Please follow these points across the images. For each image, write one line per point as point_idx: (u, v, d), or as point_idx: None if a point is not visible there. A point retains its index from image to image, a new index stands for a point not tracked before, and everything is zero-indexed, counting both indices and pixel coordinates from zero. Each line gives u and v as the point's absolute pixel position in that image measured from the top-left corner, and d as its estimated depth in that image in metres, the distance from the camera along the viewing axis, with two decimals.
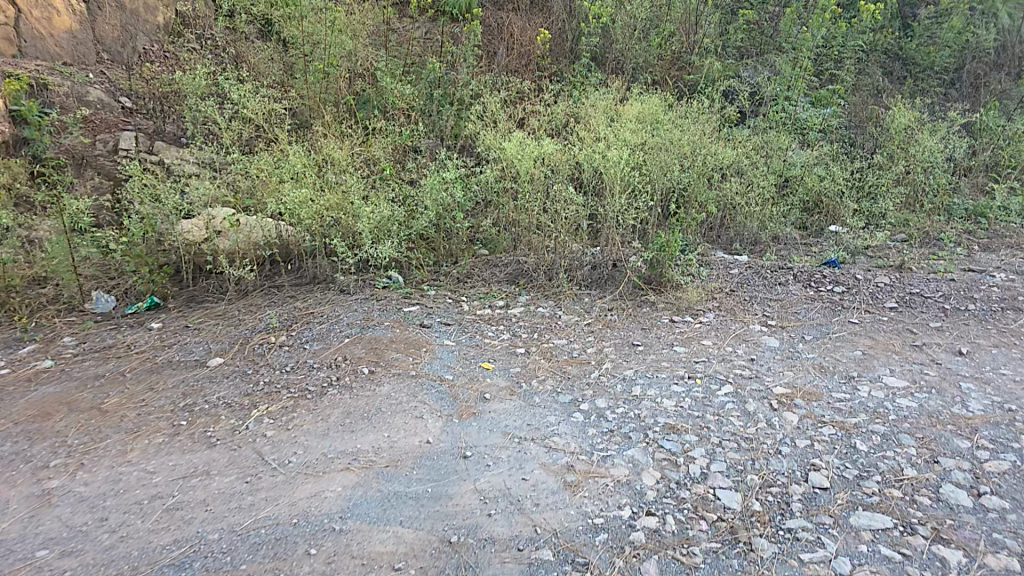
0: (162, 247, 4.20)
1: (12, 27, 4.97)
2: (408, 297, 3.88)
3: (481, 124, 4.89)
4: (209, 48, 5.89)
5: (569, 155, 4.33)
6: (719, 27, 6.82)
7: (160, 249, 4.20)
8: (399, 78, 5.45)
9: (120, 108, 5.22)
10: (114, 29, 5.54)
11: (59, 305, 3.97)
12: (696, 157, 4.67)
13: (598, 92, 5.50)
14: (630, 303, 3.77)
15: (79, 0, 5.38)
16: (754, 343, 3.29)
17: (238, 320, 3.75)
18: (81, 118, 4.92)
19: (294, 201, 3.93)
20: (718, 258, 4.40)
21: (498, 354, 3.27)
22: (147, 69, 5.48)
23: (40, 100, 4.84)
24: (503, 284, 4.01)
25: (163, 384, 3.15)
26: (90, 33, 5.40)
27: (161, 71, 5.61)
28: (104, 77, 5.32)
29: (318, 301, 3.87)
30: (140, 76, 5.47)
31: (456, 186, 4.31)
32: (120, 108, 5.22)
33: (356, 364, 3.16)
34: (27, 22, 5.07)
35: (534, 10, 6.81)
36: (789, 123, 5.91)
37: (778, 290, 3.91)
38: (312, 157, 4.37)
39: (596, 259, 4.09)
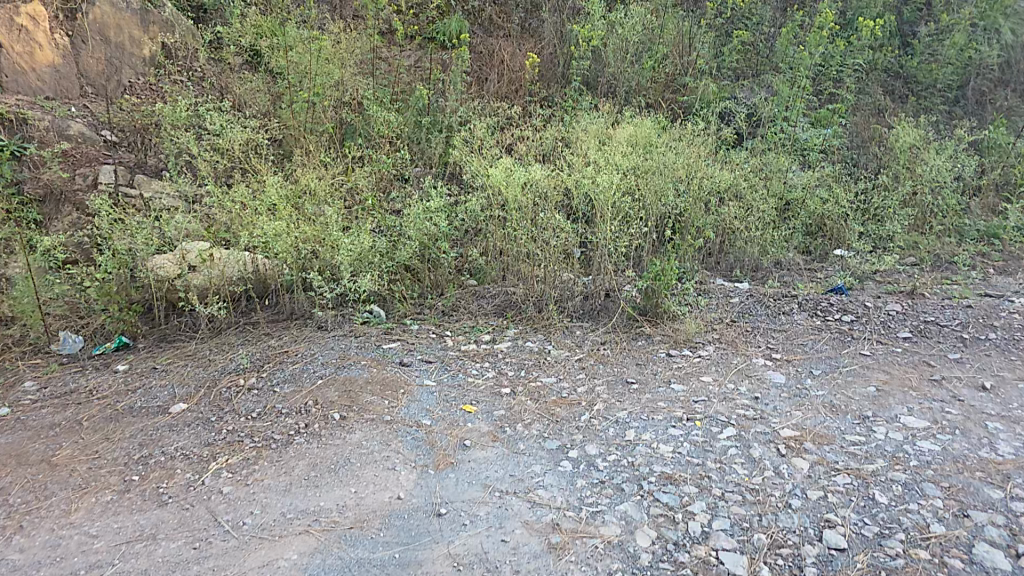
0: (135, 282, 3.86)
1: None
2: (389, 333, 3.63)
3: (468, 150, 4.73)
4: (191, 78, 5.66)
5: (557, 181, 4.10)
6: (713, 48, 6.73)
7: (132, 285, 3.86)
8: (387, 106, 5.33)
9: (103, 141, 5.01)
10: (98, 62, 5.29)
11: (24, 347, 3.65)
12: (692, 182, 4.50)
13: (590, 115, 5.37)
14: (625, 336, 3.55)
15: (61, 33, 5.13)
16: (758, 379, 3.05)
17: (209, 361, 3.44)
18: (61, 153, 4.69)
19: (269, 233, 3.64)
20: (718, 286, 4.18)
21: (482, 396, 3.01)
22: (128, 101, 5.23)
23: (17, 136, 4.59)
24: (490, 317, 3.78)
25: (121, 433, 2.84)
26: (73, 66, 5.18)
27: (143, 102, 5.34)
28: (86, 111, 5.09)
29: (294, 339, 3.58)
30: (121, 108, 5.20)
31: (441, 214, 4.02)
32: (102, 142, 5.00)
33: (328, 410, 2.91)
34: (8, 57, 4.81)
35: (525, 36, 6.75)
36: (788, 144, 5.74)
37: (782, 320, 3.69)
38: (295, 188, 4.05)
39: (587, 289, 3.87)
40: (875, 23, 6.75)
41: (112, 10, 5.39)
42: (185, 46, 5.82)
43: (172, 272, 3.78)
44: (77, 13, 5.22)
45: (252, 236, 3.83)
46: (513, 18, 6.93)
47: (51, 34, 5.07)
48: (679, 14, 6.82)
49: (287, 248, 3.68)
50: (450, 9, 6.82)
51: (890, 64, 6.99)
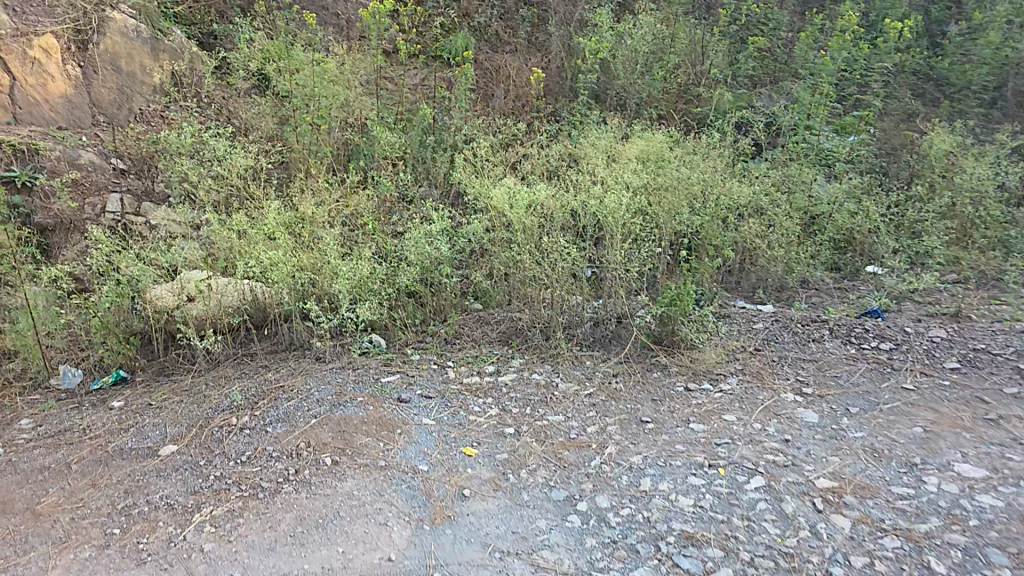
0: (131, 312, 3.05)
1: (5, 96, 4.11)
2: (388, 366, 3.14)
3: (468, 172, 4.53)
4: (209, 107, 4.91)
5: (562, 202, 3.86)
6: (728, 56, 6.48)
7: (132, 313, 3.06)
8: (391, 127, 5.19)
9: (112, 169, 4.21)
10: (110, 91, 4.53)
11: (24, 382, 2.89)
12: (708, 200, 4.24)
13: (599, 130, 5.16)
14: (639, 367, 3.29)
15: (75, 62, 4.44)
16: (789, 419, 2.89)
17: (203, 396, 2.73)
18: (69, 181, 3.98)
19: (266, 261, 3.07)
20: (739, 310, 3.94)
21: (483, 436, 2.61)
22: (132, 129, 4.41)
23: (28, 167, 3.91)
24: (494, 345, 3.50)
25: (108, 477, 2.18)
26: (87, 96, 4.44)
27: (148, 131, 4.52)
28: (99, 139, 4.32)
29: (291, 373, 2.96)
30: (123, 136, 4.38)
31: (442, 237, 3.71)
32: (112, 169, 4.22)
33: (322, 454, 2.33)
34: (23, 91, 4.19)
35: (532, 52, 6.60)
36: (811, 154, 5.44)
37: (813, 349, 3.52)
38: (293, 215, 3.47)
39: (598, 314, 3.59)
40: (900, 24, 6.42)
41: (124, 39, 4.64)
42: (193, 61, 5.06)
43: (170, 303, 3.05)
44: (91, 43, 4.52)
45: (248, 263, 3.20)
46: (518, 33, 6.78)
47: (64, 65, 4.39)
48: (690, 23, 6.59)
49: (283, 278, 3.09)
50: (456, 27, 6.69)
51: (914, 68, 6.68)
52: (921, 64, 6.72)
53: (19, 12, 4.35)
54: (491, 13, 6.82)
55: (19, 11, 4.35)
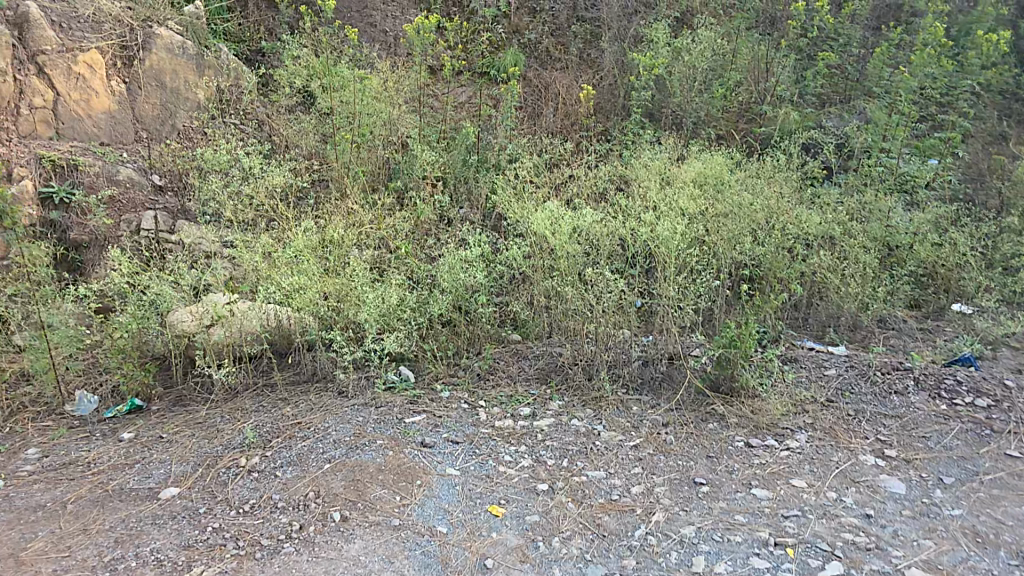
0: (150, 338, 2.91)
1: (49, 110, 4.17)
2: (414, 404, 2.89)
3: (511, 194, 4.32)
4: (242, 119, 4.98)
5: (611, 228, 3.57)
6: (794, 72, 6.07)
7: (149, 339, 2.91)
8: (433, 146, 5.06)
9: (149, 186, 4.22)
10: (153, 107, 4.57)
11: (39, 407, 2.79)
12: (770, 229, 3.87)
13: (652, 150, 4.87)
14: (692, 417, 2.95)
15: (120, 78, 4.47)
16: (870, 488, 2.49)
17: (216, 430, 2.55)
18: (107, 198, 4.02)
19: (288, 286, 2.94)
20: (806, 352, 3.54)
21: (513, 493, 2.32)
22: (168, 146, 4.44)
23: (66, 183, 3.97)
24: (531, 383, 3.23)
25: (102, 523, 2.00)
26: (130, 113, 4.47)
27: (186, 147, 4.58)
28: (139, 155, 4.36)
29: (311, 410, 2.74)
30: (163, 152, 4.41)
31: (479, 264, 3.49)
32: (151, 186, 4.24)
33: (331, 507, 2.09)
34: (65, 105, 4.23)
35: (585, 68, 6.37)
36: (889, 178, 5.02)
37: (895, 403, 3.10)
38: (319, 237, 3.35)
39: (647, 353, 3.30)
40: (988, 39, 5.87)
41: (169, 56, 4.68)
42: (235, 77, 5.09)
43: (191, 328, 2.91)
44: (135, 59, 4.56)
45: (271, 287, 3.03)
46: (570, 50, 6.57)
47: (108, 81, 4.42)
48: (753, 38, 6.22)
49: (307, 305, 2.93)
50: (506, 44, 6.55)
51: (1004, 87, 6.09)
52: (1011, 82, 6.12)
53: (65, 28, 4.35)
54: (542, 30, 6.65)
55: (65, 27, 4.35)
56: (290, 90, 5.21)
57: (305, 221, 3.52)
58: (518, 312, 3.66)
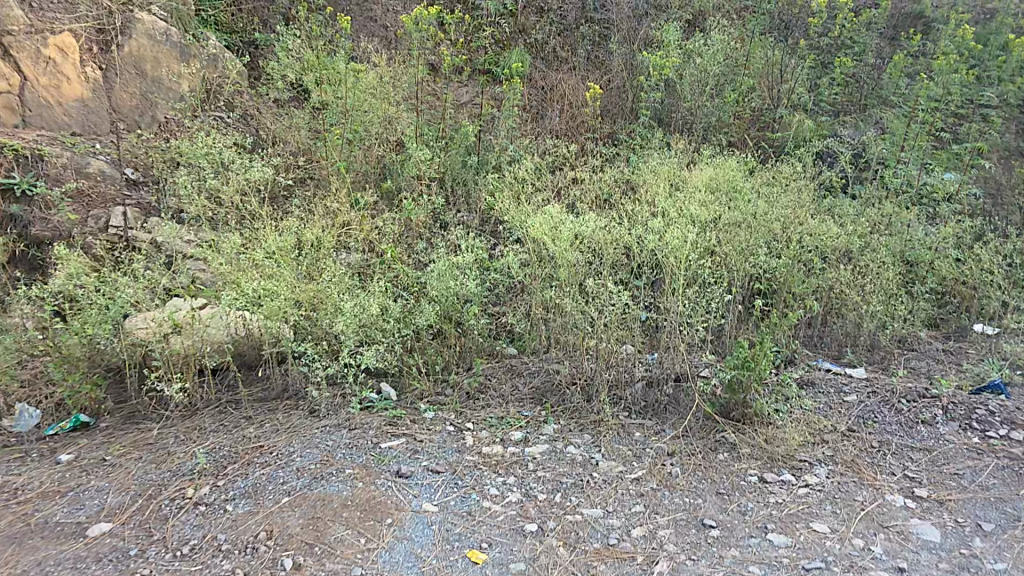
0: (99, 349, 2.63)
1: (15, 96, 3.96)
2: (391, 426, 2.61)
3: (510, 197, 4.06)
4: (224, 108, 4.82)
5: (614, 235, 3.30)
6: (810, 78, 5.86)
7: (98, 350, 2.64)
8: (430, 146, 4.82)
9: (123, 180, 4.04)
10: (132, 97, 4.39)
11: None
12: (786, 241, 3.61)
13: (661, 155, 4.62)
14: (700, 446, 2.66)
15: (95, 65, 4.30)
16: (901, 536, 2.20)
17: (167, 454, 2.30)
18: (73, 192, 3.82)
19: (254, 294, 2.65)
20: (824, 375, 3.26)
21: (496, 535, 2.03)
22: (140, 138, 4.26)
23: (29, 174, 3.75)
24: (524, 405, 2.95)
25: (13, 566, 1.72)
26: (105, 102, 4.29)
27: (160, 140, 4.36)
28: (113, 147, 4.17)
29: (275, 432, 2.48)
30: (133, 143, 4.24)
31: (470, 273, 3.23)
32: (123, 180, 4.06)
33: (284, 552, 1.82)
34: (33, 91, 4.03)
35: (592, 69, 6.13)
36: (911, 189, 4.85)
37: (923, 434, 2.80)
38: (299, 238, 3.10)
39: (651, 373, 3.02)
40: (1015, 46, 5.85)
41: (150, 42, 4.52)
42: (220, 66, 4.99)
43: (148, 337, 2.67)
44: (113, 44, 4.39)
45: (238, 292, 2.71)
46: (577, 50, 6.34)
47: (83, 67, 4.24)
48: (767, 42, 6.00)
49: (275, 311, 2.65)
50: (510, 43, 6.33)
51: None
52: None
53: (36, 8, 4.18)
54: (549, 30, 6.41)
55: (36, 7, 4.19)
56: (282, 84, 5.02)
57: (285, 221, 3.28)
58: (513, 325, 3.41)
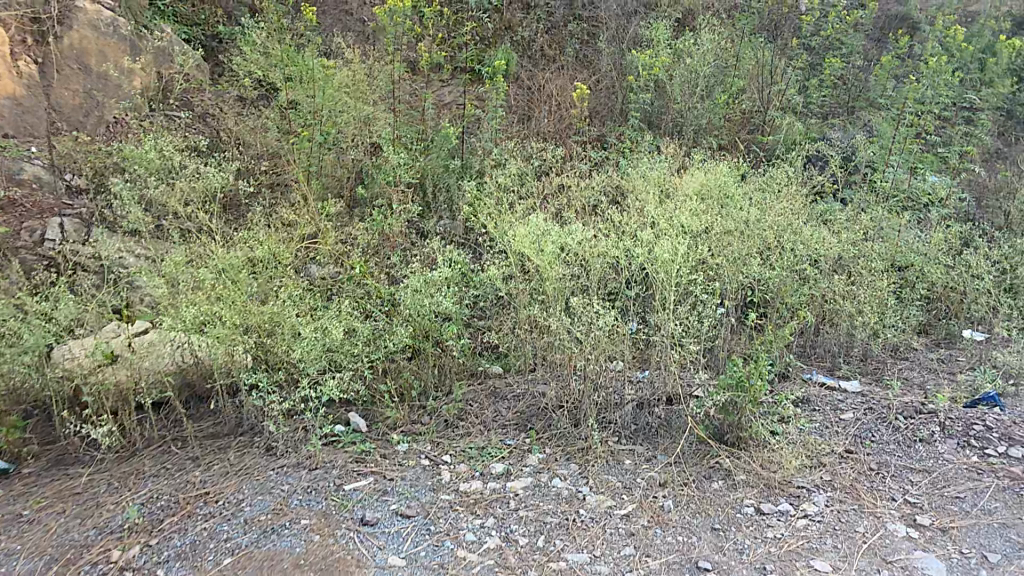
0: (26, 383, 2.57)
1: None
2: (359, 464, 2.50)
3: (494, 204, 3.86)
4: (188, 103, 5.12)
5: (601, 248, 3.10)
6: (799, 79, 5.77)
7: (24, 384, 2.57)
8: (409, 149, 4.63)
9: (62, 187, 4.03)
10: (74, 95, 4.56)
11: None
12: (777, 251, 3.48)
13: (650, 159, 4.45)
14: (692, 472, 2.50)
15: (28, 60, 4.43)
16: (906, 572, 2.03)
17: (96, 506, 2.29)
18: (7, 200, 3.77)
19: (193, 320, 2.59)
20: (821, 391, 3.10)
21: None
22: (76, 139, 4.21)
23: None
24: (507, 433, 2.78)
25: None
26: (41, 99, 4.42)
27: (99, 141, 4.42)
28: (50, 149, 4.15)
29: (223, 476, 2.43)
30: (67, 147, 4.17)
31: (450, 290, 3.02)
32: (63, 188, 4.04)
33: None
34: None
35: (579, 68, 5.94)
36: (902, 193, 4.76)
37: (920, 453, 2.63)
38: (254, 255, 2.94)
39: (642, 394, 2.88)
40: (1009, 46, 5.77)
41: (93, 34, 4.74)
42: (171, 60, 5.19)
43: (82, 369, 2.62)
44: (49, 36, 4.56)
45: (179, 319, 2.64)
46: (565, 49, 6.16)
47: (15, 62, 4.36)
48: (756, 43, 5.89)
49: (219, 339, 2.59)
50: (496, 41, 6.16)
51: (1003, 102, 5.94)
52: (1009, 100, 6.02)
53: None
54: (536, 28, 6.23)
55: None
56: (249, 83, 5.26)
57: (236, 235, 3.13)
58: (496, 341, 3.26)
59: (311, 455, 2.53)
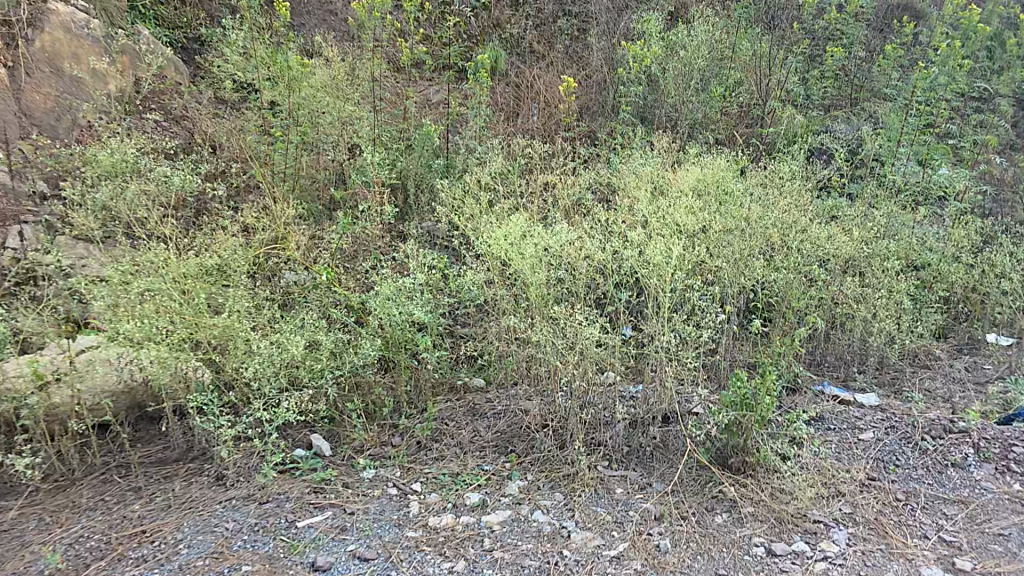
0: None
1: None
2: (316, 496, 2.29)
3: (476, 204, 3.64)
4: (163, 105, 4.96)
5: (587, 250, 2.87)
6: (800, 70, 5.51)
7: None
8: (389, 149, 4.44)
9: (27, 195, 3.79)
10: (45, 98, 4.31)
11: None
12: (784, 250, 3.20)
13: (643, 154, 4.20)
14: (692, 504, 2.24)
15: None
16: None
17: (20, 547, 2.03)
18: None
19: (136, 338, 2.42)
20: (835, 406, 2.82)
21: None
22: (43, 143, 3.99)
23: None
24: (485, 457, 2.60)
25: None
26: (13, 103, 4.16)
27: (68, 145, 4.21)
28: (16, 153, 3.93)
29: (165, 511, 2.20)
30: (32, 153, 3.98)
31: (424, 296, 2.97)
32: (28, 195, 3.80)
33: None
34: None
35: (569, 64, 5.72)
36: (915, 186, 4.47)
37: (956, 481, 2.34)
38: (207, 265, 2.77)
39: (635, 414, 2.61)
40: None
41: (65, 35, 4.55)
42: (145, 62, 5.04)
43: (19, 392, 2.35)
44: (20, 38, 4.29)
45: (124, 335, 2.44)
46: (555, 46, 5.95)
47: None
48: (753, 34, 5.63)
49: (161, 360, 2.41)
50: (482, 39, 6.03)
51: (1018, 89, 5.64)
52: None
53: None
54: (526, 25, 6.06)
55: None
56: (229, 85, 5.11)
57: (193, 243, 2.97)
58: (477, 352, 3.11)
59: (264, 487, 2.32)
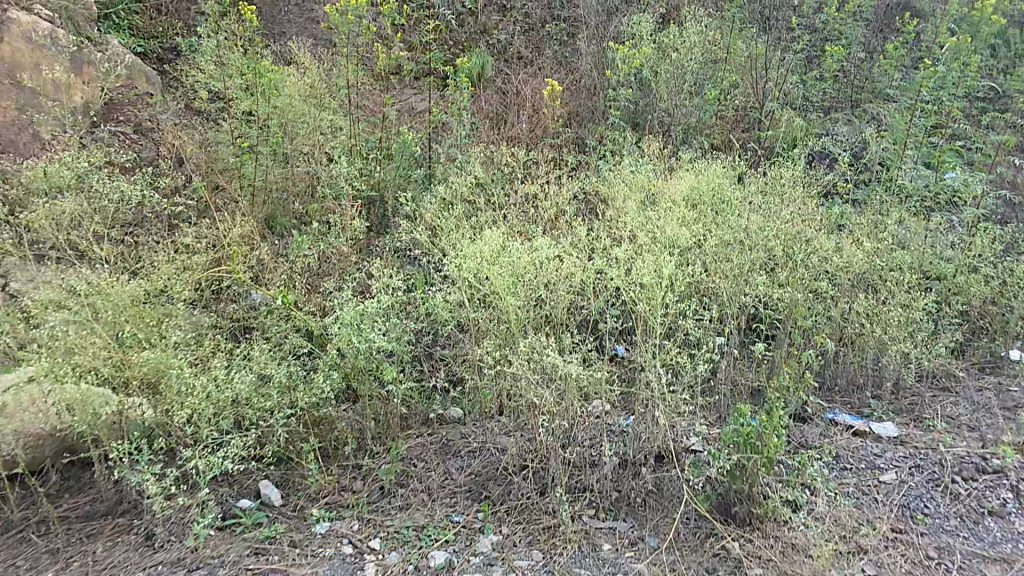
0: None
1: None
2: (255, 559, 2.11)
3: (452, 216, 3.35)
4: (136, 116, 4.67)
5: (569, 271, 2.66)
6: (798, 72, 5.25)
7: None
8: (363, 159, 4.17)
9: None
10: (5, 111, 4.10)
11: None
12: (788, 264, 2.90)
13: (632, 160, 3.92)
14: (690, 564, 1.97)
15: None
16: None
17: None
18: None
19: (63, 371, 2.30)
20: (848, 438, 2.52)
21: None
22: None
23: None
24: (457, 506, 2.32)
25: None
26: None
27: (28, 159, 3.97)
28: None
29: None
30: None
31: (389, 320, 2.71)
32: None
33: None
34: None
35: (556, 69, 5.47)
36: (925, 190, 4.16)
37: (996, 535, 2.03)
38: (143, 291, 2.65)
39: (621, 454, 2.34)
40: None
41: (26, 45, 4.25)
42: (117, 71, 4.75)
43: None
44: None
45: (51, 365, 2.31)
46: (543, 51, 5.70)
47: None
48: (748, 34, 5.37)
49: (86, 394, 2.26)
50: (470, 45, 5.78)
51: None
52: None
53: None
54: (513, 31, 5.82)
55: None
56: (201, 95, 4.83)
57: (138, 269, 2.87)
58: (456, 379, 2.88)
59: (198, 548, 2.13)
